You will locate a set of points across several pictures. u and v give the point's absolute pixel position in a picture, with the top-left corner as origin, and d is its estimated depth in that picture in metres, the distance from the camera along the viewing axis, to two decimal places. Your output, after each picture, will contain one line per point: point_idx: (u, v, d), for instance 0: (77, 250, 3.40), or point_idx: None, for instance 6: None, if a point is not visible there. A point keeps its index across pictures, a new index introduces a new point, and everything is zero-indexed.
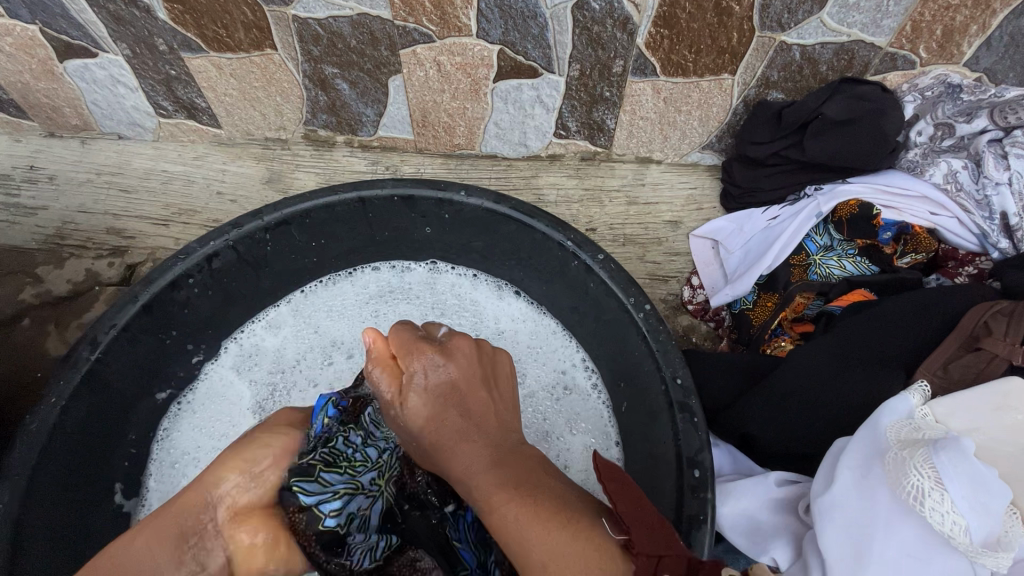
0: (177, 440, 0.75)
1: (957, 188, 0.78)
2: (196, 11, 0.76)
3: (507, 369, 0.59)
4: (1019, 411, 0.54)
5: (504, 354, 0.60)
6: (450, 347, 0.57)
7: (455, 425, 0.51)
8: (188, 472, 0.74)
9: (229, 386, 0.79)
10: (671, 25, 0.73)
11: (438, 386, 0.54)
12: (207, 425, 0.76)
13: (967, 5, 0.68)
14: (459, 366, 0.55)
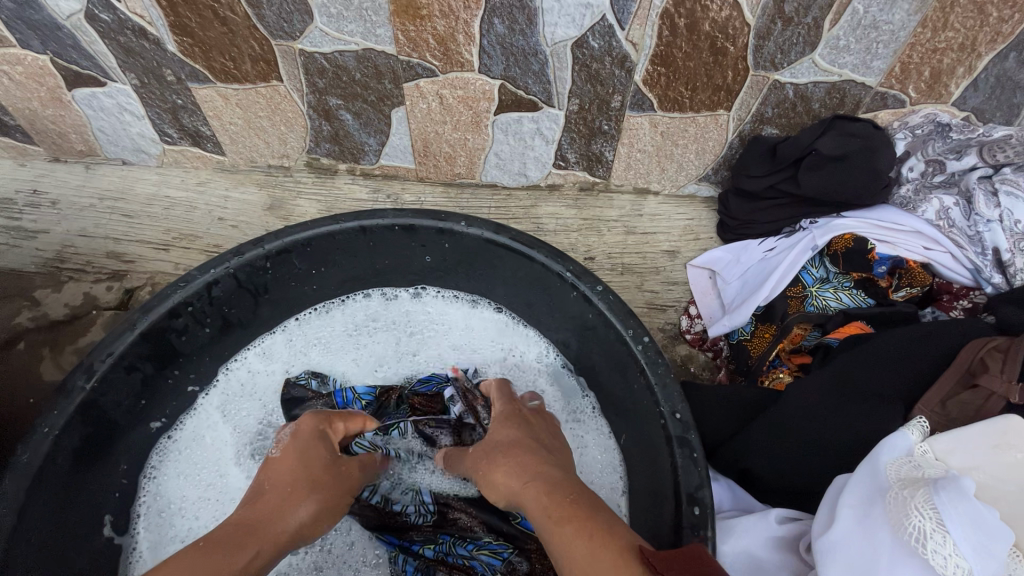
0: (164, 485, 0.73)
1: (949, 224, 0.79)
2: (205, 44, 0.79)
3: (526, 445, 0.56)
4: (1020, 450, 0.53)
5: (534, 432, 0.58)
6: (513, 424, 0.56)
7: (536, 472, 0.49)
8: (176, 520, 0.71)
9: (214, 427, 0.76)
10: (668, 63, 0.75)
11: (507, 444, 0.53)
12: (195, 472, 0.74)
13: (954, 48, 0.71)
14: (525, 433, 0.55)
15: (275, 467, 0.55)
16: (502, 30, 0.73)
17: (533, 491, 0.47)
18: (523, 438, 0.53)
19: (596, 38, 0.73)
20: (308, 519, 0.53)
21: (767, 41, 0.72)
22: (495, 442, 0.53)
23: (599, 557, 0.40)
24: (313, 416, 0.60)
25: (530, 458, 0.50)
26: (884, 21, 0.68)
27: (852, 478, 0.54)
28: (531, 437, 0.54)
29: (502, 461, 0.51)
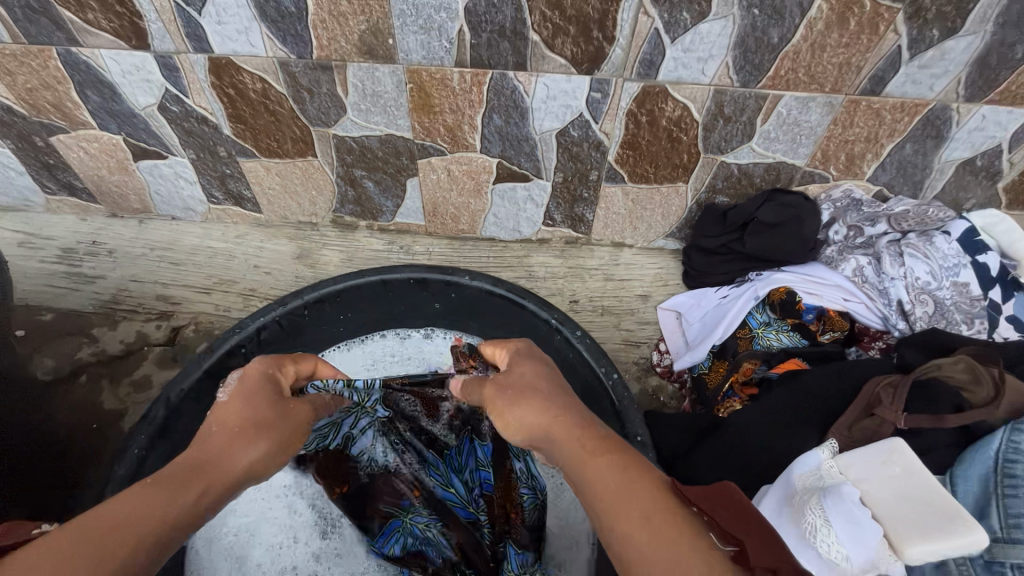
0: None
1: (863, 280, 0.94)
2: (255, 129, 0.97)
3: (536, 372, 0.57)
4: (905, 465, 0.66)
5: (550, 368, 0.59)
6: (525, 365, 0.58)
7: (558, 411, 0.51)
8: (225, 523, 0.83)
9: None
10: (634, 148, 0.94)
11: (530, 381, 0.55)
12: None
13: (861, 140, 0.90)
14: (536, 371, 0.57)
15: (225, 411, 0.54)
16: (500, 122, 0.91)
17: (564, 430, 0.49)
18: (548, 381, 0.56)
19: (576, 129, 0.92)
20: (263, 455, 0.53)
21: (712, 133, 0.91)
22: (519, 380, 0.55)
23: (631, 488, 0.43)
24: (262, 360, 0.60)
25: (557, 397, 0.53)
26: (803, 120, 0.88)
27: (772, 487, 0.69)
28: (545, 380, 0.56)
29: (526, 399, 0.52)
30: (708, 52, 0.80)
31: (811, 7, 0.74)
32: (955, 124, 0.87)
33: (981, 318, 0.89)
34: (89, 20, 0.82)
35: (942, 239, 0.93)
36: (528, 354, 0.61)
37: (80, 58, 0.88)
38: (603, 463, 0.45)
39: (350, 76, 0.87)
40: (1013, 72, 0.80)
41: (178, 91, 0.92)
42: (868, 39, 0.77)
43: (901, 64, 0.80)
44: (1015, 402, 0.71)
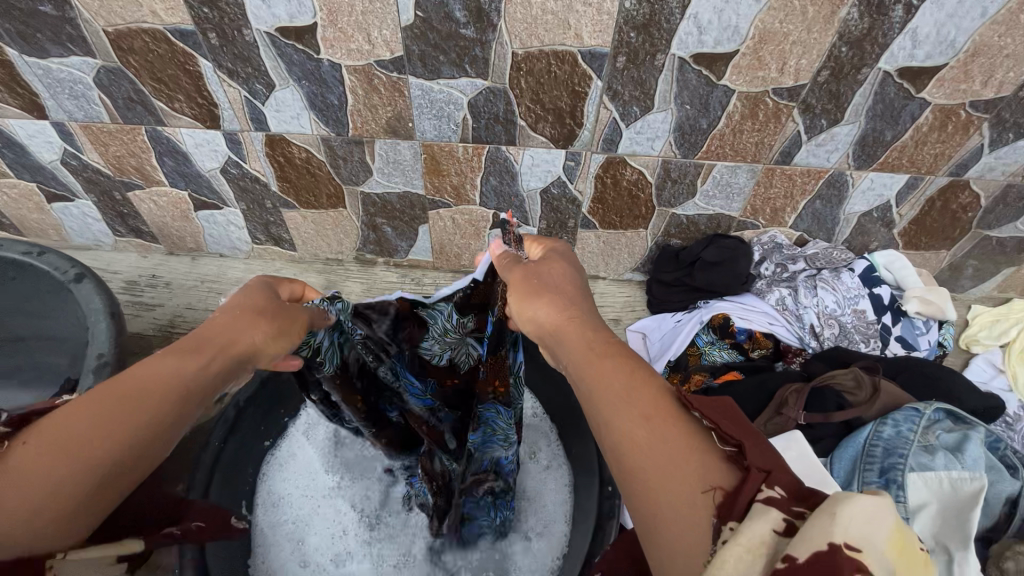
0: (271, 487, 1.02)
1: (786, 308, 1.21)
2: (298, 187, 1.20)
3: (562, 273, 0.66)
4: (799, 450, 0.87)
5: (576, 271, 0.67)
6: (555, 267, 0.66)
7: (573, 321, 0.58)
8: (285, 510, 1.01)
9: (300, 447, 1.06)
10: (602, 202, 1.18)
11: (556, 285, 0.63)
12: (292, 478, 1.04)
13: (780, 197, 1.15)
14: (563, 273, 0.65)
15: (234, 301, 0.66)
16: (495, 183, 1.15)
17: (577, 334, 0.57)
18: (566, 281, 0.64)
19: (556, 188, 1.16)
20: (264, 339, 0.65)
21: (663, 191, 1.15)
22: (538, 276, 0.64)
23: (634, 390, 0.49)
24: (260, 278, 0.71)
25: (580, 300, 0.62)
26: (733, 182, 1.12)
27: None
28: (572, 284, 0.64)
29: (545, 298, 0.61)
30: (655, 134, 1.04)
31: (729, 104, 0.98)
32: (851, 186, 1.12)
33: (874, 337, 1.17)
34: (175, 107, 1.06)
35: (847, 275, 1.20)
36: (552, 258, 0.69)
37: (162, 134, 1.11)
38: (606, 361, 0.52)
39: (377, 148, 1.11)
40: (887, 150, 1.04)
41: (238, 158, 1.15)
42: (774, 126, 1.01)
43: (802, 143, 1.04)
44: (889, 402, 0.94)
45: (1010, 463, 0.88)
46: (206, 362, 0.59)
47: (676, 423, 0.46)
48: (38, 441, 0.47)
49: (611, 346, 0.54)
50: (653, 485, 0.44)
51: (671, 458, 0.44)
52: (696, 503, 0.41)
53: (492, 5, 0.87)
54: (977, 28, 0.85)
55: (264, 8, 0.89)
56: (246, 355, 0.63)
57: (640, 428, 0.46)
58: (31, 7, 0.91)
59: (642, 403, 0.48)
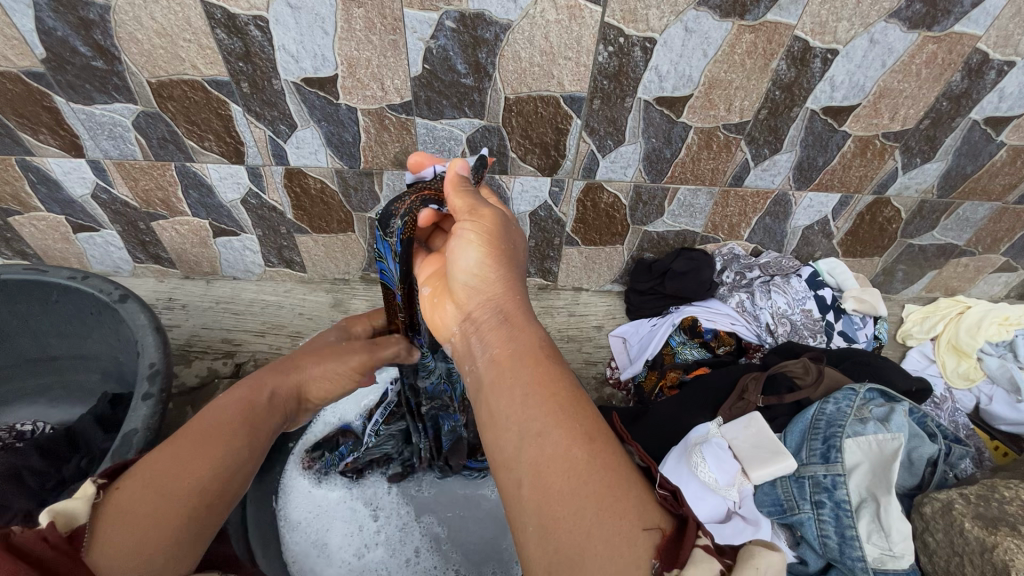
0: (291, 507, 1.02)
1: (745, 310, 1.39)
2: (312, 215, 1.34)
3: (517, 244, 0.63)
4: (758, 428, 1.03)
5: (522, 240, 0.65)
6: (515, 233, 0.63)
7: (520, 321, 0.56)
8: (307, 527, 1.01)
9: (297, 471, 1.05)
10: (584, 222, 1.34)
11: (511, 257, 0.61)
12: (302, 497, 1.03)
13: (735, 214, 1.34)
14: (518, 242, 0.63)
15: (313, 348, 0.78)
16: None
17: (526, 332, 0.56)
18: (517, 258, 0.62)
19: (543, 210, 1.32)
20: (318, 378, 0.74)
21: (636, 212, 1.33)
22: (506, 236, 0.61)
23: (571, 410, 0.49)
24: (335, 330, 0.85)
25: (522, 291, 0.60)
26: (695, 203, 1.31)
27: (676, 447, 1.04)
28: (514, 263, 0.61)
29: (493, 279, 0.59)
30: (627, 163, 1.22)
31: (687, 138, 1.16)
32: (794, 204, 1.31)
33: (820, 332, 1.36)
34: (205, 146, 1.19)
35: (795, 279, 1.40)
36: (508, 217, 0.64)
37: (190, 169, 1.24)
38: (554, 372, 0.52)
39: (385, 179, 1.26)
40: (820, 173, 1.24)
41: (257, 189, 1.28)
42: (726, 155, 1.20)
43: (750, 169, 1.23)
44: (831, 385, 1.11)
45: (932, 432, 1.06)
46: (267, 398, 0.69)
47: (607, 452, 0.47)
48: (137, 476, 0.56)
49: (546, 357, 0.53)
50: (574, 518, 0.44)
51: (609, 491, 0.45)
52: (634, 538, 0.43)
53: (488, 60, 1.03)
54: (881, 76, 1.06)
55: (293, 62, 1.04)
56: (300, 392, 0.74)
57: (576, 449, 0.46)
58: (83, 62, 1.04)
59: (579, 425, 0.48)
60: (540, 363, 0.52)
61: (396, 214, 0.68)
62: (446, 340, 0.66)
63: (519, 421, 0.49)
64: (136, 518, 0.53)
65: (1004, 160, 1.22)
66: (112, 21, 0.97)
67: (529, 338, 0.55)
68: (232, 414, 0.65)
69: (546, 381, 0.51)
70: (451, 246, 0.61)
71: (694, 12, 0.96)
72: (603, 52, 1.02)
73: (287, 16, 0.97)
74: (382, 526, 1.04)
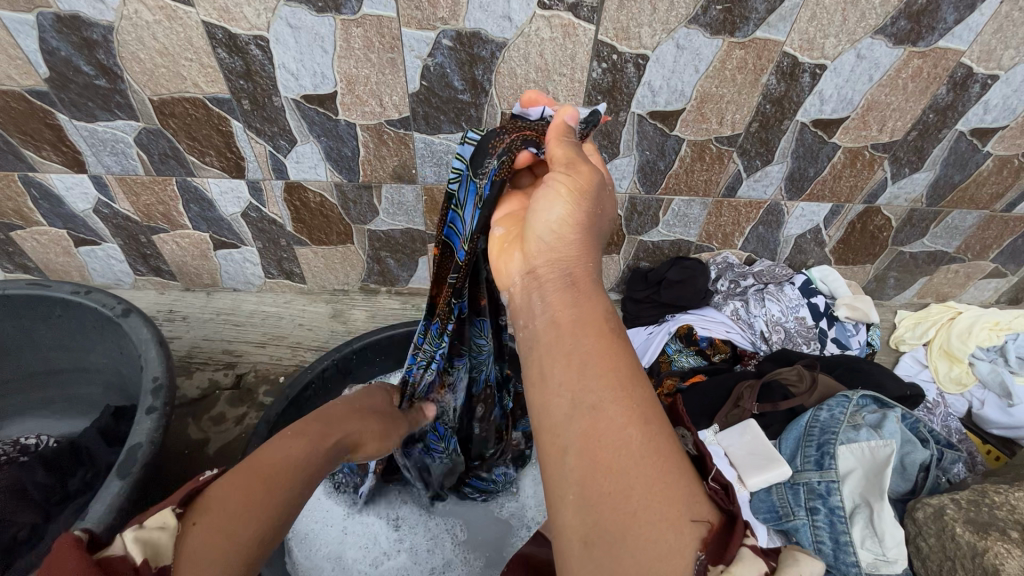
0: (299, 522, 1.05)
1: (740, 318, 1.41)
2: (311, 227, 1.36)
3: (606, 212, 0.63)
4: (754, 436, 1.05)
5: (610, 208, 0.65)
6: (607, 198, 0.64)
7: (585, 289, 0.57)
8: (319, 541, 1.04)
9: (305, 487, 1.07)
10: None
11: (592, 220, 0.61)
12: (311, 513, 1.06)
13: (729, 223, 1.36)
14: (605, 213, 0.63)
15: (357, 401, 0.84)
16: None
17: (592, 300, 0.55)
18: (599, 223, 0.63)
19: None
20: (367, 431, 0.81)
21: (631, 222, 1.35)
22: (593, 197, 0.61)
23: (633, 388, 0.48)
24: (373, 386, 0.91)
25: (592, 260, 0.60)
26: (689, 213, 1.33)
27: None
28: (594, 227, 0.62)
29: (566, 241, 0.59)
30: (622, 175, 1.24)
31: (681, 150, 1.19)
32: (786, 214, 1.34)
33: (814, 339, 1.38)
34: (206, 161, 1.21)
35: (789, 287, 1.42)
36: (605, 183, 0.65)
37: (191, 183, 1.25)
38: (616, 346, 0.51)
39: (383, 192, 1.28)
40: (811, 184, 1.26)
41: (258, 203, 1.30)
42: (719, 166, 1.22)
43: (743, 180, 1.25)
44: (824, 392, 1.14)
45: (923, 437, 1.07)
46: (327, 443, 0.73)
47: (664, 435, 0.46)
48: (215, 513, 0.56)
49: (612, 330, 0.53)
50: (622, 495, 0.43)
51: (662, 473, 0.44)
52: (681, 526, 0.42)
53: (485, 76, 1.06)
54: (868, 90, 1.08)
55: (293, 80, 1.06)
56: (351, 442, 0.78)
57: (635, 431, 0.46)
58: (86, 80, 1.05)
59: (639, 403, 0.47)
60: (605, 333, 0.52)
61: (493, 155, 0.68)
62: (504, 290, 0.65)
63: (574, 390, 0.49)
64: (212, 557, 0.53)
65: (990, 170, 1.24)
66: (116, 41, 0.99)
67: (596, 308, 0.55)
68: (296, 455, 0.68)
69: (608, 353, 0.50)
70: (536, 197, 0.61)
71: (685, 29, 0.99)
72: (597, 68, 1.04)
73: (287, 36, 0.99)
74: (400, 535, 1.08)
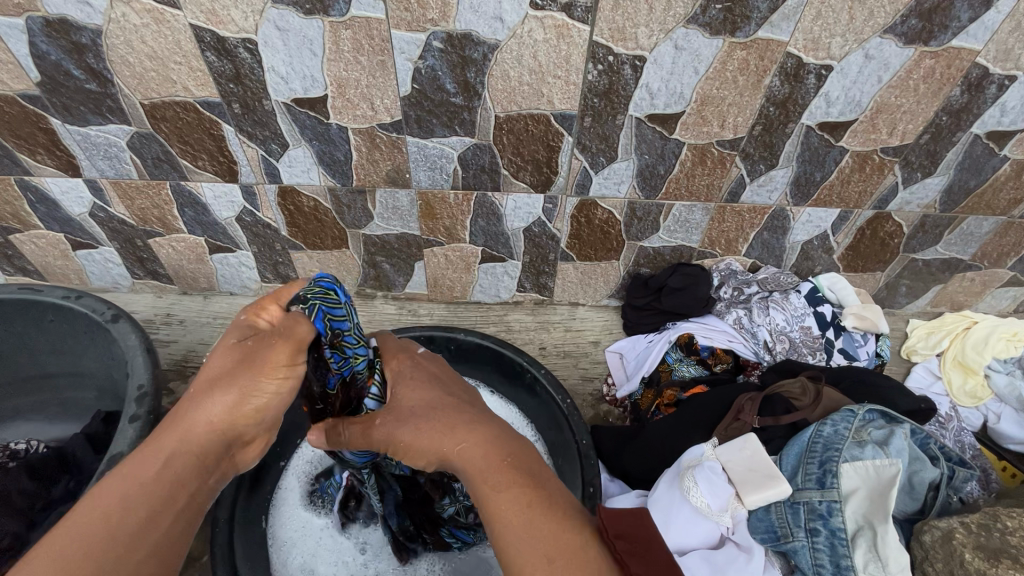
0: (276, 530, 1.05)
1: (743, 327, 1.36)
2: (306, 232, 1.34)
3: (431, 392, 0.75)
4: (755, 451, 1.00)
5: (434, 386, 0.77)
6: (421, 387, 0.76)
7: (466, 461, 0.68)
8: (292, 551, 1.04)
9: (288, 494, 1.09)
10: (578, 239, 1.33)
11: (428, 410, 0.72)
12: (290, 522, 1.06)
13: (732, 229, 1.32)
14: (427, 391, 0.75)
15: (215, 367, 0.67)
16: (483, 224, 1.31)
17: (470, 468, 0.67)
18: (429, 399, 0.74)
19: (538, 227, 1.31)
20: (222, 410, 0.66)
21: (631, 228, 1.31)
22: (402, 408, 0.73)
23: (527, 527, 0.61)
24: (239, 328, 0.70)
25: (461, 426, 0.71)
26: (691, 218, 1.29)
27: (669, 470, 1.02)
28: (436, 407, 0.73)
29: (427, 438, 0.70)
30: (620, 180, 1.20)
31: (681, 154, 1.15)
32: (792, 220, 1.29)
33: (820, 350, 1.33)
34: (198, 165, 1.20)
35: (795, 295, 1.38)
36: (409, 375, 0.78)
37: (184, 188, 1.25)
38: (500, 506, 0.63)
39: (377, 197, 1.26)
40: (818, 189, 1.22)
41: (251, 207, 1.29)
42: (721, 171, 1.18)
43: (746, 185, 1.21)
44: (828, 407, 1.09)
45: (933, 455, 1.03)
46: (179, 451, 0.65)
47: (569, 533, 0.61)
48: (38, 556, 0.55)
49: (498, 475, 0.66)
50: None
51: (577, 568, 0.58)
52: None
53: (477, 79, 1.03)
54: (877, 91, 1.04)
55: (282, 83, 1.04)
56: (225, 433, 0.67)
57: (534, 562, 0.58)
58: (77, 85, 1.05)
59: (533, 536, 0.60)
60: (494, 488, 0.65)
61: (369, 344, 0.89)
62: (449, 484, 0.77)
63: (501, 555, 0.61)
64: None
65: (1008, 174, 1.19)
66: (104, 44, 0.98)
67: (478, 472, 0.66)
68: (144, 476, 0.63)
69: (498, 509, 0.63)
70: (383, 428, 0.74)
71: (683, 29, 0.95)
72: (592, 70, 1.01)
73: (275, 39, 0.98)
74: (368, 559, 1.05)
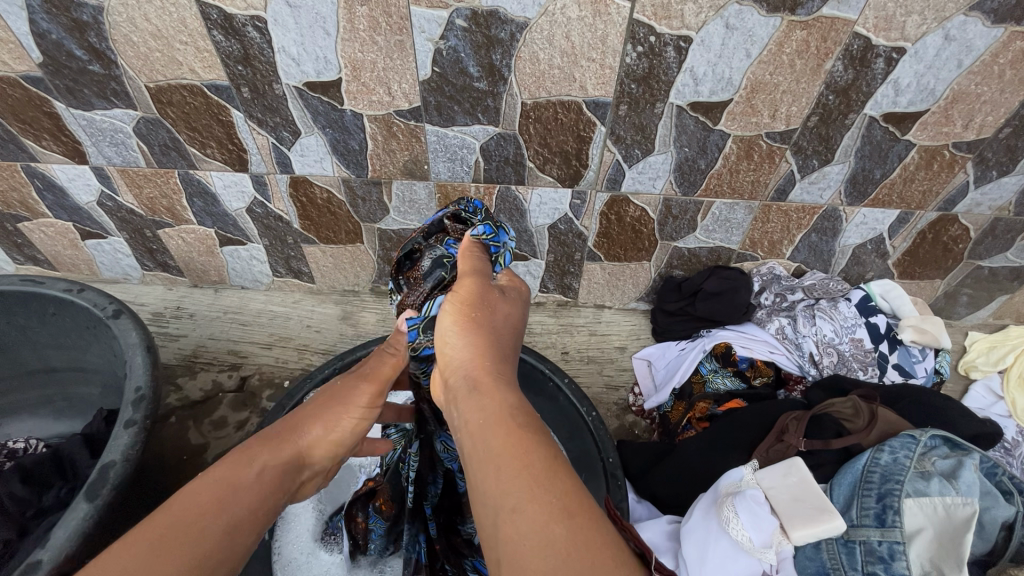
0: (285, 548, 1.00)
1: (785, 337, 1.25)
2: (318, 225, 1.28)
3: (510, 313, 0.63)
4: (800, 476, 0.89)
5: (515, 313, 0.64)
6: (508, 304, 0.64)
7: (501, 384, 0.53)
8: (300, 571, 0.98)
9: (298, 509, 1.03)
10: (608, 237, 1.24)
11: (495, 321, 0.60)
12: (299, 541, 1.01)
13: (776, 230, 1.21)
14: (505, 309, 0.63)
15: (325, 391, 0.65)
16: (505, 220, 1.22)
17: (502, 395, 0.52)
18: (509, 317, 0.62)
19: (563, 224, 1.22)
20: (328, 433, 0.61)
21: (665, 226, 1.21)
22: (480, 302, 0.61)
23: (544, 477, 0.43)
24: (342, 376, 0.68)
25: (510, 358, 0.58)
26: (732, 217, 1.18)
27: (705, 499, 0.93)
28: (499, 325, 0.60)
29: (474, 344, 0.57)
30: (656, 174, 1.10)
31: (725, 147, 1.04)
32: (844, 221, 1.17)
33: (872, 365, 1.21)
34: (207, 153, 1.13)
35: (844, 304, 1.26)
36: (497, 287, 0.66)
37: (193, 176, 1.19)
38: (526, 439, 0.46)
39: (393, 189, 1.18)
40: (877, 187, 1.10)
41: (262, 198, 1.22)
42: (769, 166, 1.07)
43: (796, 182, 1.10)
44: (883, 431, 0.98)
45: (1006, 490, 0.91)
46: (269, 463, 0.56)
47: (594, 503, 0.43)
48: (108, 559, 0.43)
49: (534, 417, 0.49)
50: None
51: (583, 548, 0.39)
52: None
53: (503, 61, 0.94)
54: (955, 78, 0.92)
55: (293, 65, 0.97)
56: (312, 454, 0.60)
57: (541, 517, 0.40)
58: (80, 66, 0.99)
59: (545, 490, 0.42)
60: (518, 420, 0.49)
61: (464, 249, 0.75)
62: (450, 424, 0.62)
63: (495, 497, 0.44)
64: None
65: None
66: (106, 22, 0.92)
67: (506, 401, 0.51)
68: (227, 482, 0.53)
69: (513, 437, 0.47)
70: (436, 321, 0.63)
71: (736, 6, 0.84)
72: (631, 52, 0.91)
73: (286, 16, 0.90)
74: None
